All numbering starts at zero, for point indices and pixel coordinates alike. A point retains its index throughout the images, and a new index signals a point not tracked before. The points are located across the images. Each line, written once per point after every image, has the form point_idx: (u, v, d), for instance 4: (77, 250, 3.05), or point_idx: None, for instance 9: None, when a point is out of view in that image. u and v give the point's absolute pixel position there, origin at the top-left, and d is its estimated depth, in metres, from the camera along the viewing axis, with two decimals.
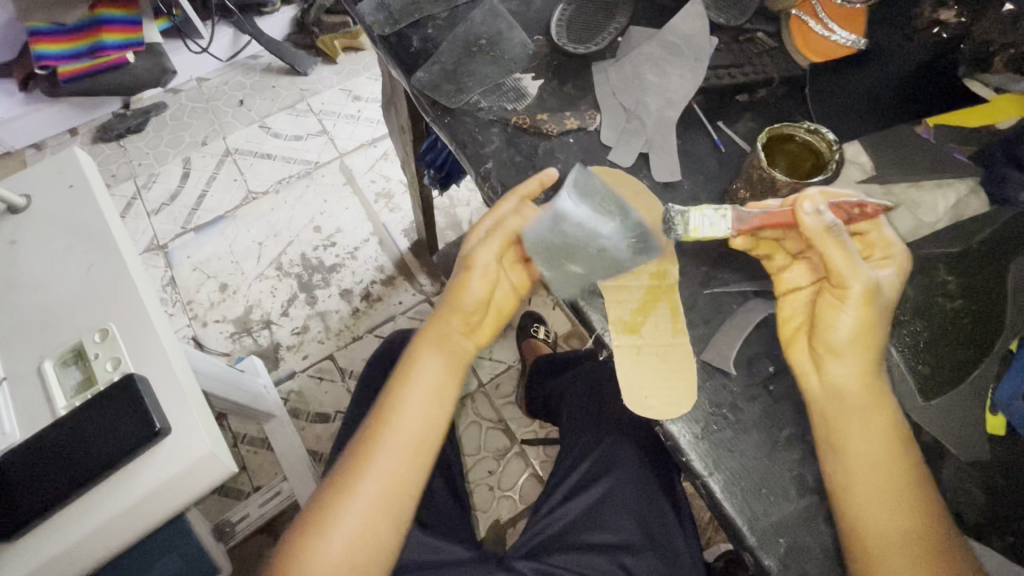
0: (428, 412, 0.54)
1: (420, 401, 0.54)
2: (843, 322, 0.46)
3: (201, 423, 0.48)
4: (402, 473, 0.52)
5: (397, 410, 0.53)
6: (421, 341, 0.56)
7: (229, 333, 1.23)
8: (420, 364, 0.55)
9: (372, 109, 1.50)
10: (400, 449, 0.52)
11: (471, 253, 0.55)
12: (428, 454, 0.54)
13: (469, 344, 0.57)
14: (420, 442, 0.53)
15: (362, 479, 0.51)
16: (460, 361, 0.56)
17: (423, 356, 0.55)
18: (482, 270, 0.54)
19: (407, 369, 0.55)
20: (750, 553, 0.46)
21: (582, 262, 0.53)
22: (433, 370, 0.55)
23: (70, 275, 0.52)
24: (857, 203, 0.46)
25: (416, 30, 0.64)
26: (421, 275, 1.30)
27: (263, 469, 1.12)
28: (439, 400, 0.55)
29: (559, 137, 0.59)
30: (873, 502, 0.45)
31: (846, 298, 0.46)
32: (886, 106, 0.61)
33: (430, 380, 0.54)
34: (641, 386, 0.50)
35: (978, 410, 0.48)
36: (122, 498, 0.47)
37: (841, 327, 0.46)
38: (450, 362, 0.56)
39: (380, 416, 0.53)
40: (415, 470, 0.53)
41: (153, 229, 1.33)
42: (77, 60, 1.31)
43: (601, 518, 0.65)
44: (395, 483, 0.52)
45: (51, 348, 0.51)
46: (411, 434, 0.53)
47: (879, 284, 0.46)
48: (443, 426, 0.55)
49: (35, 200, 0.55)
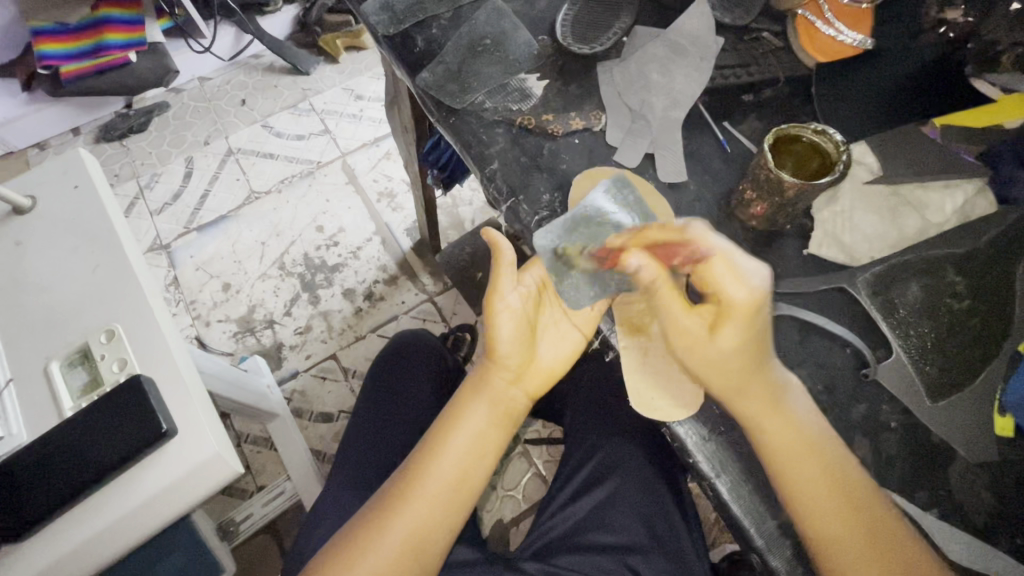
0: (467, 459, 0.53)
1: (461, 449, 0.53)
2: (718, 354, 0.46)
3: (207, 423, 0.48)
4: (434, 519, 0.52)
5: (436, 456, 0.53)
6: (468, 390, 0.56)
7: (232, 333, 1.23)
8: (465, 412, 0.54)
9: (374, 108, 1.50)
10: (435, 497, 0.52)
11: (495, 295, 0.53)
12: (466, 495, 0.53)
13: (522, 394, 0.56)
14: (455, 488, 0.53)
15: (393, 520, 0.51)
16: (507, 413, 0.55)
17: (468, 406, 0.55)
18: (509, 310, 0.53)
19: (449, 420, 0.55)
20: (757, 554, 0.46)
21: (610, 274, 0.53)
22: (477, 419, 0.54)
23: (75, 276, 0.52)
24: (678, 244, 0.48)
25: (421, 30, 0.64)
26: (424, 274, 1.30)
27: (267, 468, 1.13)
28: (480, 449, 0.54)
29: (564, 137, 0.59)
30: (823, 509, 0.44)
31: (701, 337, 0.47)
32: (894, 103, 0.61)
33: (472, 428, 0.54)
34: (647, 386, 0.51)
35: (983, 410, 0.49)
36: (129, 500, 0.47)
37: (716, 358, 0.46)
38: (496, 412, 0.55)
39: (415, 464, 0.53)
40: (449, 517, 0.52)
41: (156, 228, 1.33)
42: (80, 60, 1.32)
43: (606, 518, 0.65)
44: (423, 531, 0.51)
45: (58, 349, 0.51)
46: (446, 483, 0.52)
47: (729, 309, 0.45)
48: (481, 472, 0.54)
49: (41, 200, 0.54)
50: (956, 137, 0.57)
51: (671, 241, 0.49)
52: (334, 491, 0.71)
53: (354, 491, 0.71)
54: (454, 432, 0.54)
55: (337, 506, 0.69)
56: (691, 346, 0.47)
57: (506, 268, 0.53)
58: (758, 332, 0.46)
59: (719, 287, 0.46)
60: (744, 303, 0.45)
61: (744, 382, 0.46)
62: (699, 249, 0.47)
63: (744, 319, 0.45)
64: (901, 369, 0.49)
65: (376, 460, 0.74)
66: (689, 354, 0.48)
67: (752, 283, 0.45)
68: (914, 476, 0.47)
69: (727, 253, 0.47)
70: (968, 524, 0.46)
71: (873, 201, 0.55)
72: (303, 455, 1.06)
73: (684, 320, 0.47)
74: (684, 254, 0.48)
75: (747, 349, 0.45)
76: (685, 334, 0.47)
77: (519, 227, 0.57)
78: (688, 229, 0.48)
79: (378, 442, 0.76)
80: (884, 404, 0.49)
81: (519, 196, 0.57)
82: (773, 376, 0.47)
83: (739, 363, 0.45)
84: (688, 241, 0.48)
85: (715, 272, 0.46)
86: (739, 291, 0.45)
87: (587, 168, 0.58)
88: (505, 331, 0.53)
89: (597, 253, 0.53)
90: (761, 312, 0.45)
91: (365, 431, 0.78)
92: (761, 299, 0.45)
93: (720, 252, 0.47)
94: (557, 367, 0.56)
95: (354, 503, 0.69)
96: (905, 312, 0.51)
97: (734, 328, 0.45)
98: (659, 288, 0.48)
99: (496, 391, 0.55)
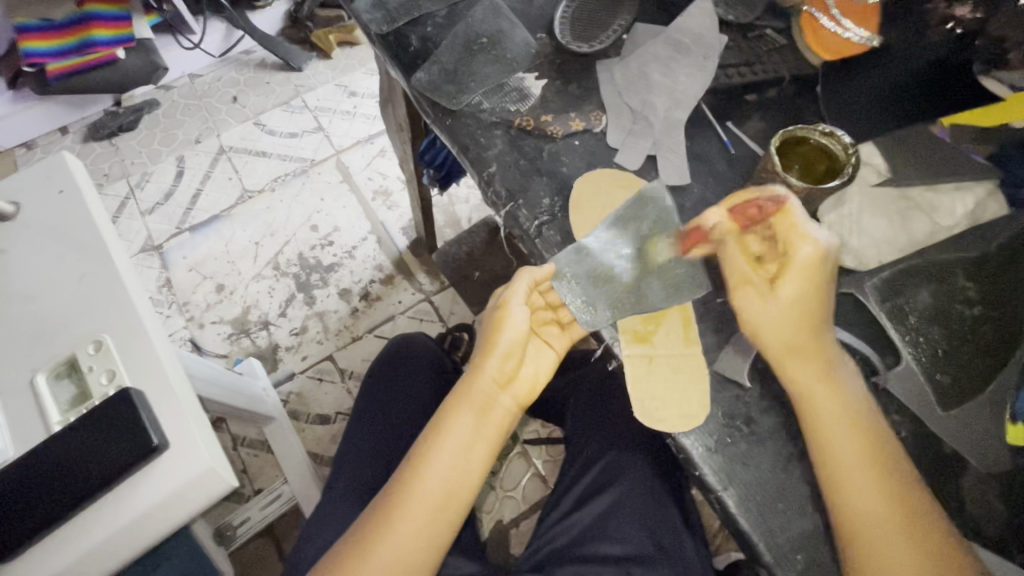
0: (454, 474, 0.51)
1: (447, 466, 0.51)
2: (784, 290, 0.47)
3: (201, 437, 0.47)
4: (419, 540, 0.49)
5: (421, 475, 0.51)
6: (454, 400, 0.54)
7: (226, 335, 1.21)
8: (449, 425, 0.52)
9: (369, 104, 1.48)
10: (421, 517, 0.50)
11: (503, 301, 0.54)
12: (454, 513, 0.51)
13: (510, 403, 0.55)
14: (443, 505, 0.51)
15: (380, 542, 0.49)
16: (494, 427, 0.54)
17: (454, 417, 0.53)
18: (514, 318, 0.53)
19: (434, 433, 0.53)
20: (766, 569, 0.45)
21: (627, 295, 0.53)
22: (464, 431, 0.52)
23: (63, 284, 0.50)
24: (755, 203, 0.51)
25: (415, 29, 0.62)
26: (420, 273, 1.29)
27: (263, 472, 1.11)
28: (467, 466, 0.52)
29: (564, 140, 0.58)
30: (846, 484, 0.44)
31: (764, 287, 0.48)
32: (913, 101, 0.59)
33: (459, 441, 0.52)
34: (651, 398, 0.50)
35: (997, 418, 0.48)
36: (115, 520, 0.45)
37: (780, 297, 0.47)
38: (484, 423, 0.53)
39: (399, 484, 0.51)
40: (434, 537, 0.50)
41: (147, 229, 1.31)
42: (66, 57, 1.28)
43: (609, 528, 0.64)
44: (410, 551, 0.49)
45: (44, 360, 0.49)
46: (432, 499, 0.50)
47: (813, 253, 0.47)
48: (469, 490, 0.52)
49: (24, 207, 0.52)
50: (966, 137, 0.57)
51: (749, 200, 0.51)
52: (332, 501, 0.70)
53: (352, 500, 0.69)
54: (437, 446, 0.52)
55: (336, 516, 0.68)
56: (757, 295, 0.48)
57: (529, 278, 0.53)
58: (819, 286, 0.47)
59: (788, 238, 0.48)
60: (807, 256, 0.47)
61: (803, 337, 0.46)
62: (774, 202, 0.50)
63: (803, 272, 0.47)
64: (913, 378, 0.49)
65: (374, 468, 0.73)
66: (749, 306, 0.49)
67: (818, 238, 0.47)
68: (924, 487, 0.47)
69: (800, 212, 0.48)
70: (978, 535, 0.46)
71: (882, 205, 0.54)
72: (301, 458, 1.04)
73: (747, 270, 0.49)
74: (758, 210, 0.50)
75: (807, 304, 0.47)
76: (745, 282, 0.49)
77: (518, 232, 0.55)
78: (771, 188, 0.50)
79: (376, 450, 0.75)
80: (894, 413, 0.49)
81: (518, 201, 0.55)
82: (806, 366, 0.47)
83: (798, 315, 0.47)
84: (771, 199, 0.50)
85: (791, 218, 0.48)
86: (805, 245, 0.47)
87: (589, 171, 0.56)
88: (506, 333, 0.53)
89: (680, 233, 0.54)
90: (823, 272, 0.47)
91: (362, 439, 0.76)
92: (824, 255, 0.47)
93: (794, 201, 0.49)
94: (537, 384, 0.57)
95: (352, 514, 0.68)
96: (915, 319, 0.50)
97: (796, 277, 0.47)
98: (728, 242, 0.51)
99: (486, 403, 0.53)
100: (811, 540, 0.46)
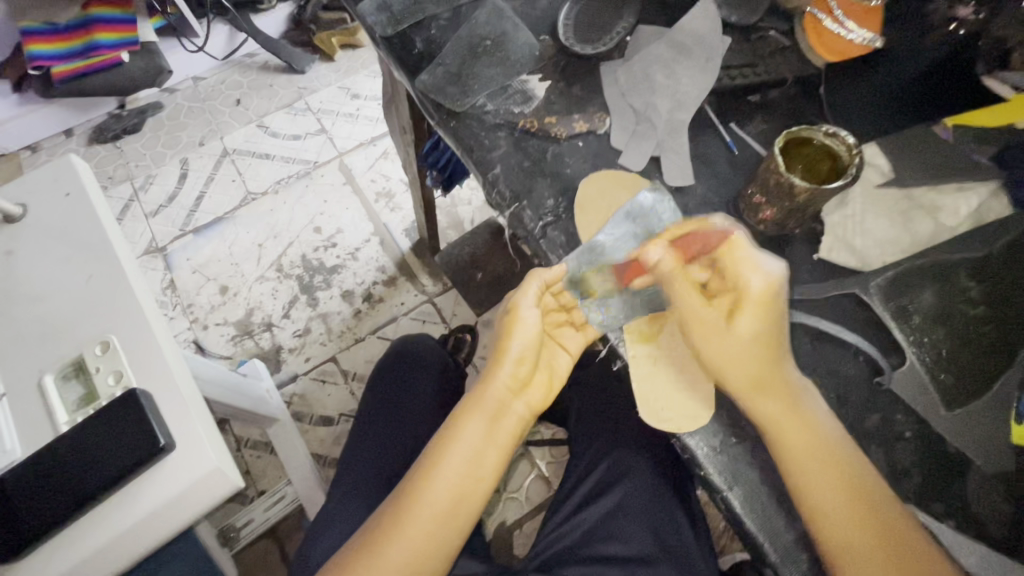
0: (465, 476, 0.52)
1: (458, 469, 0.51)
2: (743, 325, 0.47)
3: (206, 436, 0.47)
4: (428, 543, 0.50)
5: (431, 477, 0.51)
6: (466, 402, 0.54)
7: (230, 336, 1.22)
8: (461, 427, 0.53)
9: (371, 107, 1.49)
10: (430, 520, 0.50)
11: (514, 304, 0.54)
12: (465, 517, 0.52)
13: (522, 406, 0.55)
14: (453, 508, 0.51)
15: (389, 544, 0.49)
16: (506, 430, 0.54)
17: (466, 419, 0.53)
18: (526, 320, 0.53)
19: (446, 436, 0.53)
20: (771, 569, 0.46)
21: (638, 294, 0.54)
22: (476, 434, 0.53)
23: (69, 285, 0.51)
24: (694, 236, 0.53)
25: (420, 31, 0.62)
26: (423, 274, 1.29)
27: (266, 473, 1.11)
28: (478, 469, 0.52)
29: (568, 141, 0.58)
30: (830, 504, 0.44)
31: (726, 326, 0.48)
32: (911, 106, 0.60)
33: (470, 443, 0.52)
34: (657, 397, 0.50)
35: (1000, 419, 0.48)
36: (123, 519, 0.45)
37: (740, 333, 0.47)
38: (496, 427, 0.53)
39: (410, 486, 0.51)
40: (443, 542, 0.50)
41: (152, 231, 1.32)
42: (70, 60, 1.29)
43: (614, 528, 0.65)
44: (419, 554, 0.49)
45: (52, 361, 0.49)
46: (442, 501, 0.51)
47: (768, 284, 0.48)
48: (481, 494, 0.52)
49: (32, 208, 0.53)
50: (969, 138, 0.56)
51: (688, 234, 0.53)
52: (337, 502, 0.70)
53: (357, 500, 0.70)
54: (449, 448, 0.52)
55: (342, 516, 0.68)
56: (711, 335, 0.48)
57: (539, 281, 0.53)
58: (774, 317, 0.47)
59: (736, 274, 0.49)
60: (760, 289, 0.48)
61: (762, 370, 0.46)
62: (719, 235, 0.52)
63: (760, 304, 0.47)
64: (916, 376, 0.49)
65: (378, 470, 0.73)
66: (706, 345, 0.49)
67: (768, 269, 0.48)
68: (930, 487, 0.47)
69: (742, 246, 0.50)
70: (984, 535, 0.46)
71: (885, 205, 0.54)
72: (304, 460, 1.04)
73: (701, 309, 0.49)
74: (699, 245, 0.52)
75: (764, 335, 0.47)
76: (700, 321, 0.49)
77: (522, 233, 0.56)
78: (710, 222, 0.53)
79: (380, 449, 0.75)
80: (899, 413, 0.49)
81: (523, 202, 0.55)
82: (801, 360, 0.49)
83: (757, 348, 0.47)
84: (708, 233, 0.52)
85: (739, 252, 0.49)
86: (755, 277, 0.48)
87: (594, 172, 0.57)
88: (518, 335, 0.53)
89: (618, 267, 0.54)
90: (778, 301, 0.48)
91: (366, 440, 0.76)
92: (776, 285, 0.48)
93: (737, 235, 0.50)
94: (549, 389, 0.57)
95: (357, 514, 0.68)
96: (919, 320, 0.50)
97: (752, 313, 0.47)
98: (675, 277, 0.51)
99: (498, 406, 0.54)
100: (816, 541, 0.46)
